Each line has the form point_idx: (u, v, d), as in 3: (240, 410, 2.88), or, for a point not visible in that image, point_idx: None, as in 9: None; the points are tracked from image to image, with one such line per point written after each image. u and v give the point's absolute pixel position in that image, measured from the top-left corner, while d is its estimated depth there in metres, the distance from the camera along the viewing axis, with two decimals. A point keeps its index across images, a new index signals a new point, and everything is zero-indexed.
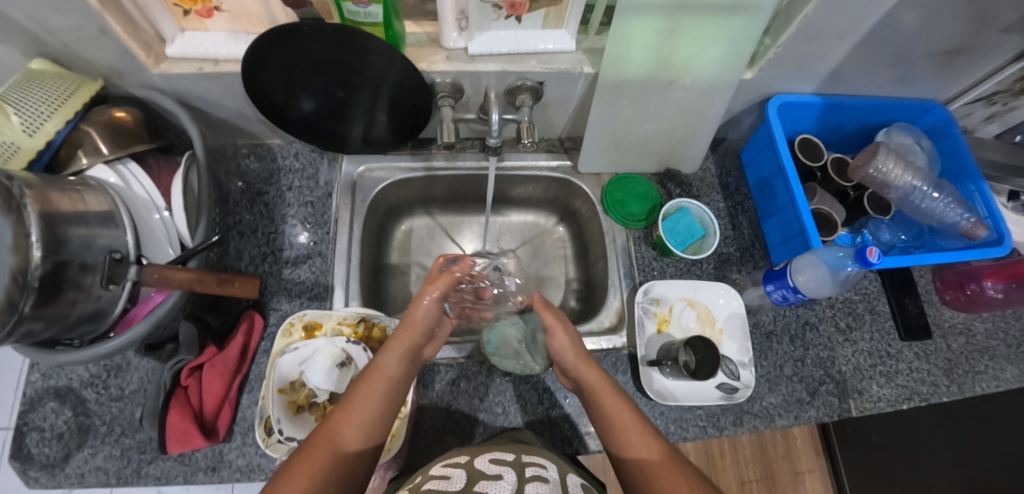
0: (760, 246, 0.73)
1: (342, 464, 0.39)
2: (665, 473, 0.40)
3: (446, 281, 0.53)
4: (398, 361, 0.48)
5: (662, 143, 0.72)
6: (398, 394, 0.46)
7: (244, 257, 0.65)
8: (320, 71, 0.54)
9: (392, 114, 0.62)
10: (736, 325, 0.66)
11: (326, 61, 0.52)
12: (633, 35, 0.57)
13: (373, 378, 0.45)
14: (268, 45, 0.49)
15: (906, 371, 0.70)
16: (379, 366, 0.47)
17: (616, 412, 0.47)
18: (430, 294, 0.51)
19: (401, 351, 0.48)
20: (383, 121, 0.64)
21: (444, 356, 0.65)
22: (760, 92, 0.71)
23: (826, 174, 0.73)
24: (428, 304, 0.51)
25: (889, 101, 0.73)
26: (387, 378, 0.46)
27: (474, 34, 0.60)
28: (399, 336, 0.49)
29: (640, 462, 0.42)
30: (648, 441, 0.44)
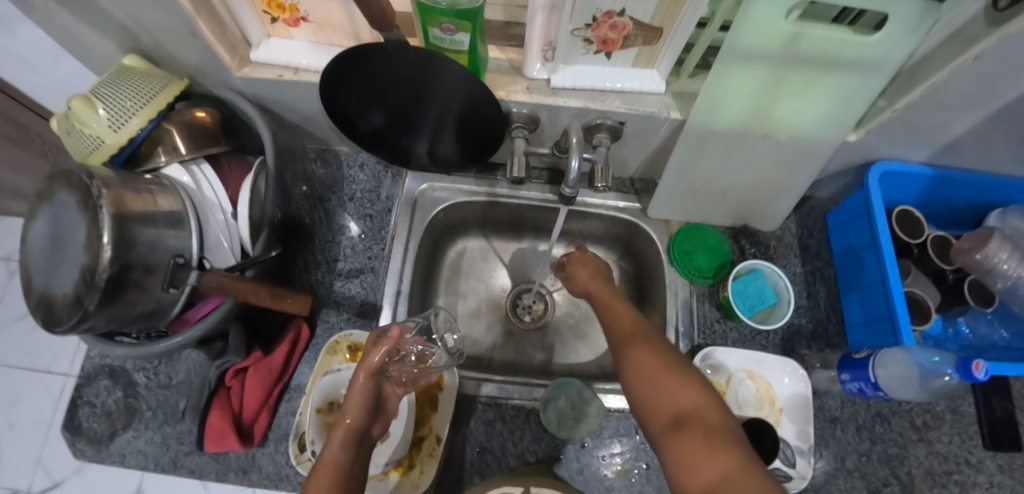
0: (836, 322, 0.67)
1: (343, 485, 0.40)
2: (663, 374, 0.41)
3: (378, 353, 0.47)
4: (344, 446, 0.43)
5: (743, 198, 0.66)
6: (353, 481, 0.41)
7: (300, 263, 0.65)
8: (396, 89, 0.52)
9: (459, 138, 0.60)
10: (802, 407, 0.61)
11: (403, 81, 0.50)
12: (733, 82, 0.52)
13: (320, 471, 0.41)
14: (347, 62, 0.48)
15: (985, 484, 0.63)
16: (327, 456, 0.42)
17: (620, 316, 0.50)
18: (363, 370, 0.47)
19: (344, 436, 0.44)
20: (452, 143, 0.62)
21: (484, 393, 0.62)
22: (861, 154, 0.64)
23: (924, 253, 0.65)
24: (362, 380, 0.46)
25: (1014, 181, 0.64)
26: (335, 467, 0.41)
27: (559, 66, 0.56)
28: (340, 421, 0.45)
29: (633, 351, 0.45)
30: (649, 345, 0.44)
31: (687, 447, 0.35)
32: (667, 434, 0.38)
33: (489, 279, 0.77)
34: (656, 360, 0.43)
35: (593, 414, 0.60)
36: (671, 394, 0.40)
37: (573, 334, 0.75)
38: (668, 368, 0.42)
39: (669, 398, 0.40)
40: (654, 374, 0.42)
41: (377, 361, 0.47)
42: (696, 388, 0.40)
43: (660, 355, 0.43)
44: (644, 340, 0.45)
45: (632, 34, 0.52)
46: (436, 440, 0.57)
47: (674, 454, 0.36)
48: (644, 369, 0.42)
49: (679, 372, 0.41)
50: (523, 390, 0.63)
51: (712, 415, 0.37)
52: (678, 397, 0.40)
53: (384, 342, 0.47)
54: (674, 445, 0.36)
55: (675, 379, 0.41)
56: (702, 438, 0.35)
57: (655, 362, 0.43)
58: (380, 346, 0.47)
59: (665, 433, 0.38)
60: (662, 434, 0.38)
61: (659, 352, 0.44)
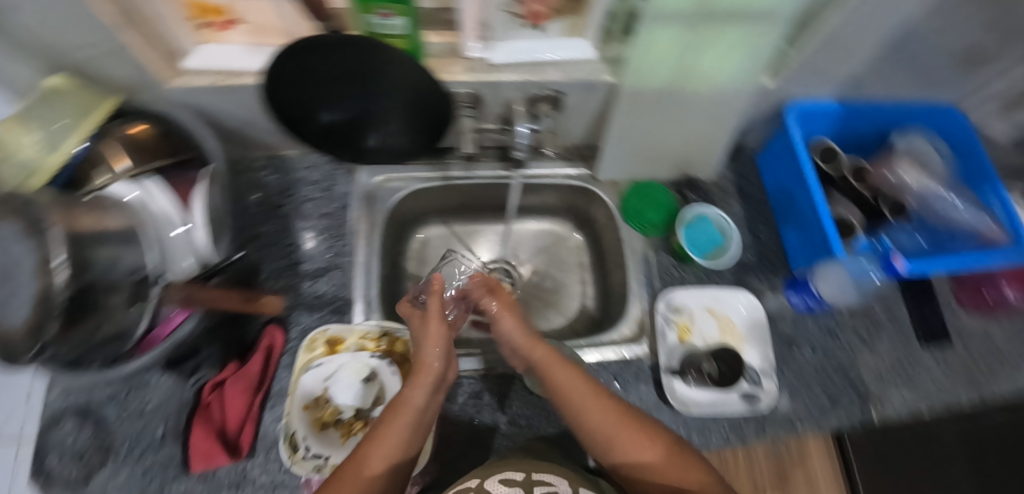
0: (780, 253, 0.72)
1: (416, 431, 0.42)
2: (625, 429, 0.42)
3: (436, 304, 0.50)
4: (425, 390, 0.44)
5: (680, 150, 0.71)
6: (424, 424, 0.43)
7: (264, 270, 0.64)
8: (339, 82, 0.51)
9: (411, 131, 0.56)
10: (759, 332, 0.66)
11: (342, 71, 0.51)
12: (659, 47, 0.55)
13: (401, 410, 0.42)
14: (290, 56, 0.52)
15: (928, 377, 0.71)
16: (408, 399, 0.43)
17: (551, 361, 0.47)
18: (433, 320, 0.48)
19: (427, 382, 0.44)
20: (401, 142, 0.58)
21: (466, 369, 0.64)
22: (777, 98, 0.70)
23: (845, 181, 0.73)
24: (436, 329, 0.48)
25: (908, 106, 0.72)
26: (420, 409, 0.43)
27: (494, 44, 0.59)
28: (422, 366, 0.45)
29: (587, 403, 0.43)
30: (603, 404, 0.43)
31: None
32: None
33: None
34: (612, 414, 0.43)
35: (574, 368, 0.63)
36: (636, 451, 0.41)
37: (543, 303, 0.77)
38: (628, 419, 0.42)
39: (636, 456, 0.41)
40: (615, 433, 0.42)
41: (439, 308, 0.49)
42: (665, 447, 0.41)
43: (608, 406, 0.43)
44: (603, 404, 0.43)
45: (559, 8, 0.55)
46: None
47: None
48: (605, 428, 0.42)
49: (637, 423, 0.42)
50: (505, 359, 0.65)
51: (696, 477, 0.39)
52: (642, 453, 0.41)
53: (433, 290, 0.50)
54: None
55: (647, 441, 0.41)
56: (688, 493, 0.37)
57: (614, 416, 0.42)
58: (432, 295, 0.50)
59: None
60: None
61: (610, 403, 0.44)
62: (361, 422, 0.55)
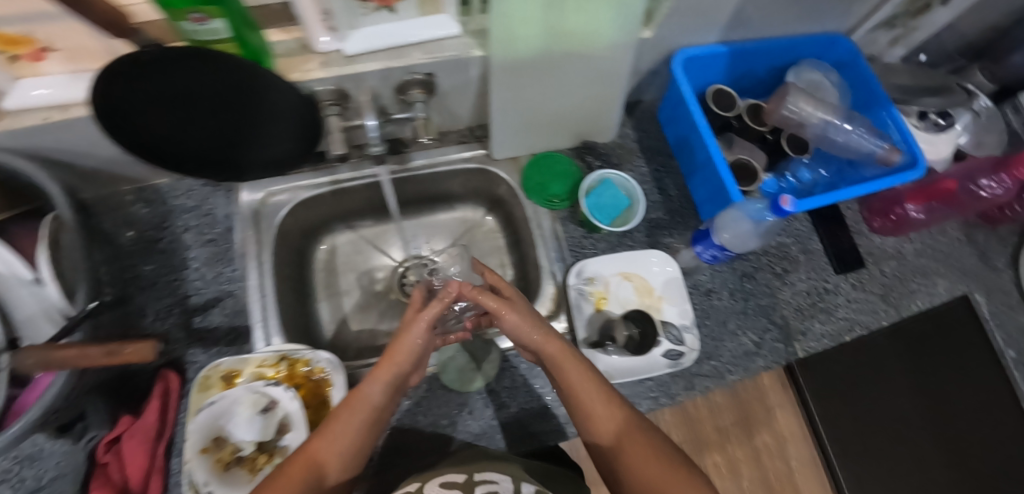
0: (689, 205, 0.72)
1: (370, 426, 0.46)
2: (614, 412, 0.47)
3: (438, 311, 0.50)
4: (383, 389, 0.47)
5: (574, 116, 0.69)
6: (380, 422, 0.47)
7: (149, 312, 0.60)
8: (208, 98, 0.49)
9: (298, 141, 0.60)
10: (676, 289, 0.66)
11: (212, 89, 0.48)
12: (515, 10, 0.52)
13: (356, 407, 0.45)
14: (128, 76, 0.43)
15: (845, 303, 0.72)
16: (365, 393, 0.47)
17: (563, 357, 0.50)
18: (421, 324, 0.49)
19: (387, 379, 0.48)
20: (287, 146, 0.60)
21: None
22: (664, 48, 0.68)
23: (742, 123, 0.71)
24: (419, 332, 0.49)
25: (796, 39, 0.72)
26: (373, 406, 0.46)
27: (347, 33, 0.54)
28: (387, 360, 0.48)
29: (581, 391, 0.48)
30: (611, 405, 0.47)
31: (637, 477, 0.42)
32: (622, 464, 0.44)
33: (367, 268, 0.76)
34: (604, 400, 0.48)
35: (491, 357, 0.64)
36: (614, 430, 0.46)
37: None
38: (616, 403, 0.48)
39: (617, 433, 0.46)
40: (607, 413, 0.47)
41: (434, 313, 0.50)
42: (628, 423, 0.47)
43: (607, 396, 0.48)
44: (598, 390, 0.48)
45: None
46: None
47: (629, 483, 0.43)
48: (597, 409, 0.47)
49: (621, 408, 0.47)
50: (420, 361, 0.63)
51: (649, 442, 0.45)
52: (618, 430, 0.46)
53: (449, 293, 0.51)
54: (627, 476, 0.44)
55: (617, 419, 0.47)
56: (644, 462, 0.43)
57: (604, 399, 0.48)
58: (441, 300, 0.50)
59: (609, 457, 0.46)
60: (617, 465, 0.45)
61: (605, 392, 0.48)
62: (265, 455, 0.52)
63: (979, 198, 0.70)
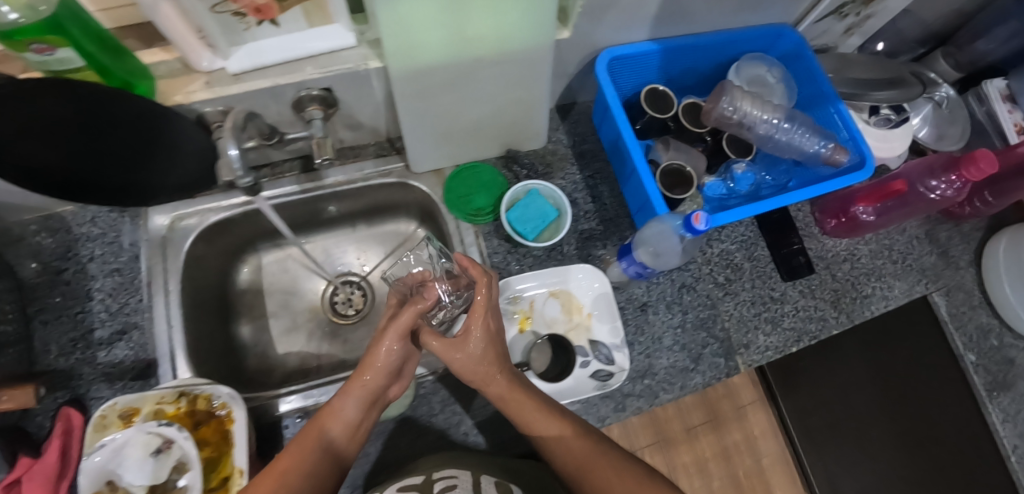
0: (624, 214, 0.69)
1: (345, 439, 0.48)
2: (571, 438, 0.48)
3: (408, 318, 0.48)
4: (355, 404, 0.48)
5: (495, 124, 0.64)
6: (355, 435, 0.49)
7: (52, 348, 0.58)
8: (117, 130, 0.47)
9: (193, 163, 0.57)
10: (607, 306, 0.62)
11: (125, 117, 0.46)
12: (409, 15, 0.46)
13: (329, 419, 0.48)
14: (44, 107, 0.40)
15: (793, 312, 0.69)
16: (338, 408, 0.48)
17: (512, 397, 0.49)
18: (392, 337, 0.48)
19: (360, 393, 0.48)
20: (183, 170, 0.57)
21: (287, 410, 0.58)
22: (589, 48, 0.64)
23: (679, 125, 0.68)
24: (389, 344, 0.48)
25: (736, 33, 0.67)
26: (345, 422, 0.48)
27: (229, 50, 0.51)
28: (360, 376, 0.48)
29: (533, 424, 0.48)
30: (558, 423, 0.49)
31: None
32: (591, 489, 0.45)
33: (296, 288, 0.74)
34: (555, 423, 0.49)
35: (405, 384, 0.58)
36: (573, 453, 0.47)
37: None
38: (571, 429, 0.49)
39: (569, 455, 0.47)
40: (562, 438, 0.48)
41: (404, 327, 0.48)
42: (588, 442, 0.48)
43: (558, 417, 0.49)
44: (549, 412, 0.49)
45: None
46: (240, 474, 0.51)
47: None
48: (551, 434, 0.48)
49: (576, 434, 0.48)
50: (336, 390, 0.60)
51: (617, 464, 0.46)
52: (573, 451, 0.47)
53: (409, 311, 0.48)
54: None
55: (578, 439, 0.48)
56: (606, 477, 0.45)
57: (552, 419, 0.49)
58: (407, 313, 0.48)
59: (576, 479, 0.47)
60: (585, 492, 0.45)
61: (558, 418, 0.49)
62: None
63: (930, 197, 0.64)
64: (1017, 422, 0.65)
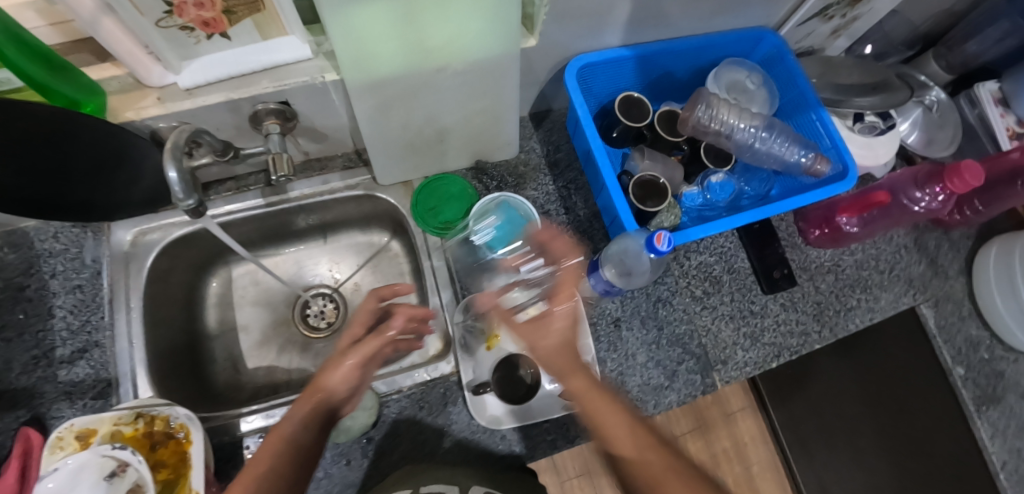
0: (598, 225, 0.67)
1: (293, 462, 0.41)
2: (631, 439, 0.35)
3: (376, 344, 0.46)
4: (304, 424, 0.43)
5: (463, 134, 0.63)
6: (308, 460, 0.42)
7: (12, 367, 0.57)
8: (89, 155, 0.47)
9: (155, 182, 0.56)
10: (579, 322, 0.60)
11: (95, 143, 0.47)
12: (359, 26, 0.44)
13: (274, 441, 0.42)
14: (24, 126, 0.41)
15: (773, 326, 0.66)
16: (285, 428, 0.42)
17: (571, 372, 0.39)
18: (352, 357, 0.45)
19: (312, 414, 0.43)
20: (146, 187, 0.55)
21: (251, 428, 0.57)
22: (559, 55, 0.62)
23: (654, 133, 0.65)
24: (349, 365, 0.45)
25: (712, 37, 0.65)
26: (292, 443, 0.41)
27: (180, 64, 0.49)
28: (312, 394, 0.44)
29: (603, 419, 0.36)
30: (631, 425, 0.35)
31: None
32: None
33: (267, 300, 0.73)
34: (624, 417, 0.36)
35: (368, 404, 0.54)
36: (643, 459, 0.34)
37: None
38: (645, 426, 0.36)
39: (641, 462, 0.34)
40: (622, 437, 0.35)
41: (367, 350, 0.46)
42: (664, 455, 0.34)
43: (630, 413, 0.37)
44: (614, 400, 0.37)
45: (231, 7, 0.43)
46: None
47: None
48: (606, 422, 0.36)
49: (649, 436, 0.35)
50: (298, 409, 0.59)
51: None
52: (643, 461, 0.34)
53: (378, 338, 0.46)
54: None
55: (648, 448, 0.34)
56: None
57: (618, 409, 0.36)
58: (375, 339, 0.46)
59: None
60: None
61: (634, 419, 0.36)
62: None
63: (914, 209, 0.63)
64: (1006, 437, 0.63)
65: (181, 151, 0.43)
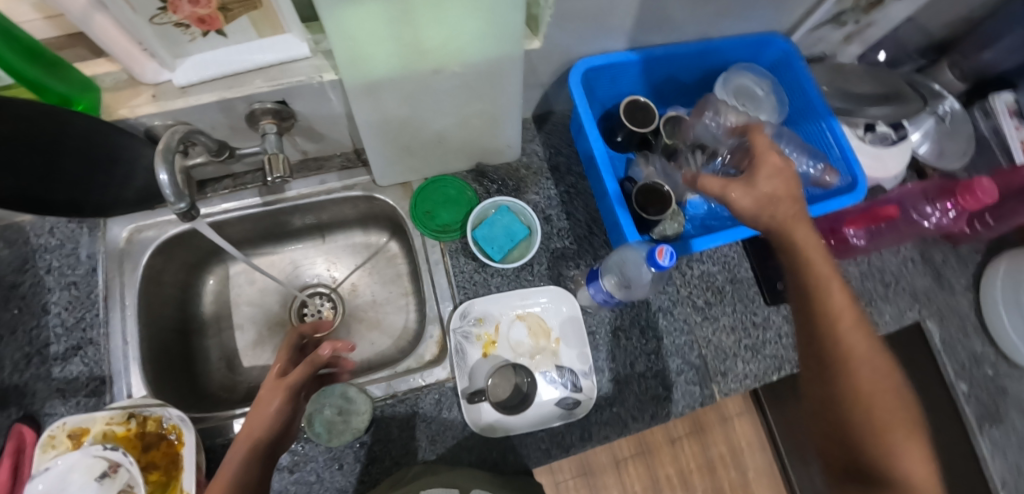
0: (599, 232, 0.66)
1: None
2: (863, 366, 0.36)
3: (307, 368, 0.52)
4: (242, 464, 0.45)
5: (462, 137, 0.61)
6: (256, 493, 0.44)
7: (5, 364, 0.57)
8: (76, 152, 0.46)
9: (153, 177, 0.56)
10: (575, 331, 0.61)
11: (83, 140, 0.46)
12: (355, 27, 0.43)
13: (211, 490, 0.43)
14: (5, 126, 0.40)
15: (775, 338, 0.65)
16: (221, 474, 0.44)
17: (834, 287, 0.38)
18: (278, 390, 0.50)
19: (249, 451, 0.46)
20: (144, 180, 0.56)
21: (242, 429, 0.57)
22: (563, 58, 0.60)
23: (659, 140, 0.63)
24: (276, 399, 0.49)
25: (721, 41, 0.63)
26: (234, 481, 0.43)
27: (174, 62, 0.48)
28: (242, 436, 0.47)
29: (850, 339, 0.37)
30: (876, 357, 0.37)
31: (912, 455, 0.34)
32: (869, 441, 0.35)
33: (263, 299, 0.73)
34: (867, 340, 0.37)
35: (361, 409, 0.54)
36: (866, 379, 0.36)
37: (365, 325, 0.71)
38: (871, 347, 0.37)
39: (865, 385, 0.36)
40: (847, 359, 0.36)
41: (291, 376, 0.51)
42: (895, 385, 0.36)
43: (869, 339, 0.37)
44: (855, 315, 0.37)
45: (226, 4, 0.41)
46: None
47: (912, 469, 0.34)
48: (838, 347, 0.37)
49: (875, 354, 0.37)
50: None
51: (919, 432, 0.35)
52: (875, 388, 0.36)
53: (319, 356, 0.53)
54: (910, 455, 0.34)
55: (887, 385, 0.36)
56: (898, 433, 0.35)
57: (856, 333, 0.37)
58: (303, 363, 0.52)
59: (826, 385, 0.38)
60: (866, 442, 0.35)
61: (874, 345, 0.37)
62: None
63: (923, 224, 0.62)
64: (1007, 455, 0.62)
65: (173, 152, 0.42)
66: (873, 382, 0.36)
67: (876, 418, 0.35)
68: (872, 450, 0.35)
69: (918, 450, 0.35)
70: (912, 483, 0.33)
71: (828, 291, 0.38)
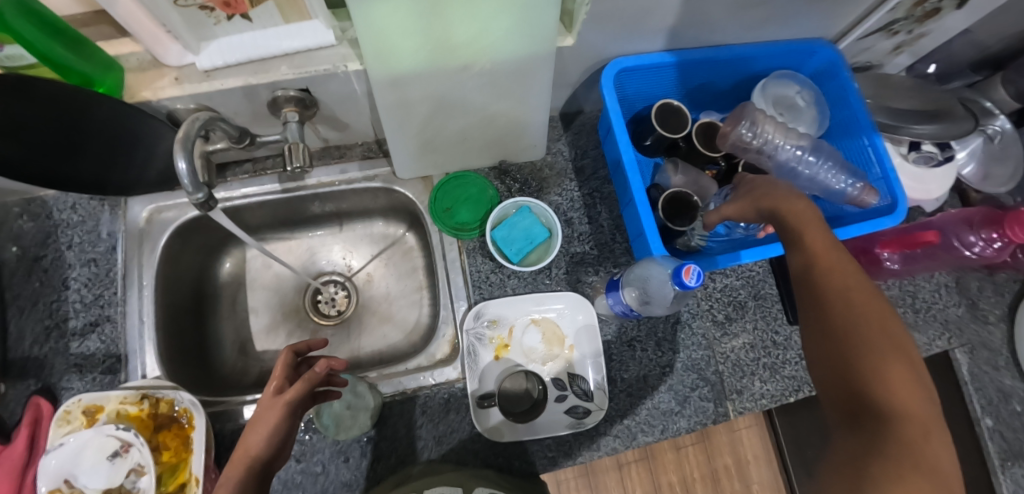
0: (621, 239, 0.64)
1: None
2: (839, 298, 0.34)
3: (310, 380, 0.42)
4: (240, 484, 0.35)
5: (485, 133, 0.59)
6: None
7: (27, 336, 0.58)
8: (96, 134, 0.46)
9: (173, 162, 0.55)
10: (590, 339, 0.60)
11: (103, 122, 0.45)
12: (382, 19, 0.41)
13: None
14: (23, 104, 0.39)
15: (795, 359, 0.63)
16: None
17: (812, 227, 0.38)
18: (279, 401, 0.39)
19: (245, 473, 0.36)
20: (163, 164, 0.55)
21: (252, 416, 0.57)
22: (594, 57, 0.58)
23: (690, 145, 0.60)
24: (274, 413, 0.39)
25: (764, 47, 0.60)
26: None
27: (198, 46, 0.47)
28: (236, 455, 0.37)
29: (830, 276, 0.35)
30: (868, 293, 0.34)
31: (897, 386, 0.29)
32: (838, 374, 0.32)
33: (278, 284, 0.73)
34: (846, 274, 0.35)
35: (369, 405, 0.54)
36: (845, 311, 0.33)
37: (377, 317, 0.71)
38: (853, 282, 0.34)
39: (842, 312, 0.33)
40: (822, 295, 0.35)
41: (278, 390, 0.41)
42: (889, 320, 0.32)
43: (853, 275, 0.35)
44: (835, 255, 0.36)
45: None
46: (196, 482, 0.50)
47: (891, 395, 0.29)
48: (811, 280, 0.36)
49: (864, 288, 0.34)
50: None
51: (922, 380, 0.30)
52: (854, 317, 0.33)
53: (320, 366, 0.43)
54: (895, 379, 0.29)
55: (873, 315, 0.33)
56: (881, 364, 0.30)
57: (830, 268, 0.36)
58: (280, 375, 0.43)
59: (815, 335, 0.35)
60: (833, 380, 0.32)
61: (864, 283, 0.34)
62: None
63: (965, 254, 0.59)
64: None
65: (193, 141, 0.41)
66: (847, 313, 0.33)
67: (861, 346, 0.31)
68: (857, 377, 0.31)
69: (902, 370, 0.30)
70: (900, 411, 0.28)
71: (806, 255, 0.38)
